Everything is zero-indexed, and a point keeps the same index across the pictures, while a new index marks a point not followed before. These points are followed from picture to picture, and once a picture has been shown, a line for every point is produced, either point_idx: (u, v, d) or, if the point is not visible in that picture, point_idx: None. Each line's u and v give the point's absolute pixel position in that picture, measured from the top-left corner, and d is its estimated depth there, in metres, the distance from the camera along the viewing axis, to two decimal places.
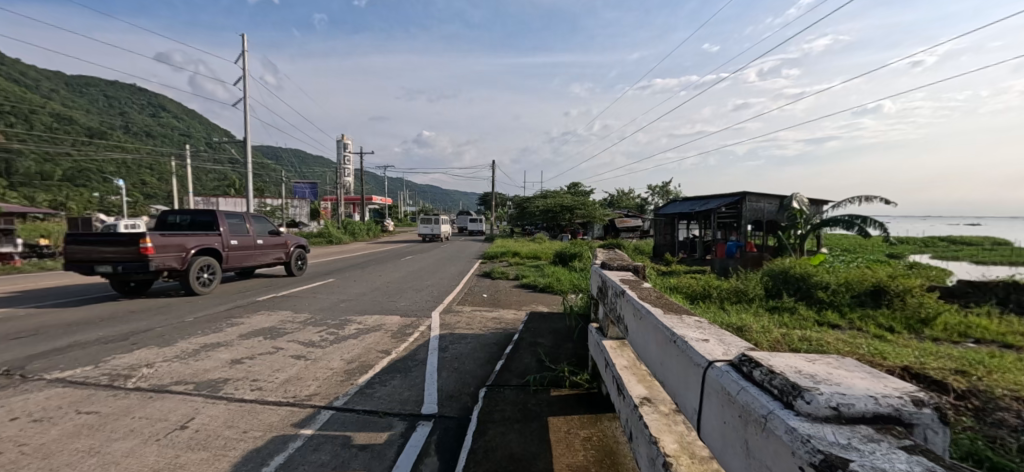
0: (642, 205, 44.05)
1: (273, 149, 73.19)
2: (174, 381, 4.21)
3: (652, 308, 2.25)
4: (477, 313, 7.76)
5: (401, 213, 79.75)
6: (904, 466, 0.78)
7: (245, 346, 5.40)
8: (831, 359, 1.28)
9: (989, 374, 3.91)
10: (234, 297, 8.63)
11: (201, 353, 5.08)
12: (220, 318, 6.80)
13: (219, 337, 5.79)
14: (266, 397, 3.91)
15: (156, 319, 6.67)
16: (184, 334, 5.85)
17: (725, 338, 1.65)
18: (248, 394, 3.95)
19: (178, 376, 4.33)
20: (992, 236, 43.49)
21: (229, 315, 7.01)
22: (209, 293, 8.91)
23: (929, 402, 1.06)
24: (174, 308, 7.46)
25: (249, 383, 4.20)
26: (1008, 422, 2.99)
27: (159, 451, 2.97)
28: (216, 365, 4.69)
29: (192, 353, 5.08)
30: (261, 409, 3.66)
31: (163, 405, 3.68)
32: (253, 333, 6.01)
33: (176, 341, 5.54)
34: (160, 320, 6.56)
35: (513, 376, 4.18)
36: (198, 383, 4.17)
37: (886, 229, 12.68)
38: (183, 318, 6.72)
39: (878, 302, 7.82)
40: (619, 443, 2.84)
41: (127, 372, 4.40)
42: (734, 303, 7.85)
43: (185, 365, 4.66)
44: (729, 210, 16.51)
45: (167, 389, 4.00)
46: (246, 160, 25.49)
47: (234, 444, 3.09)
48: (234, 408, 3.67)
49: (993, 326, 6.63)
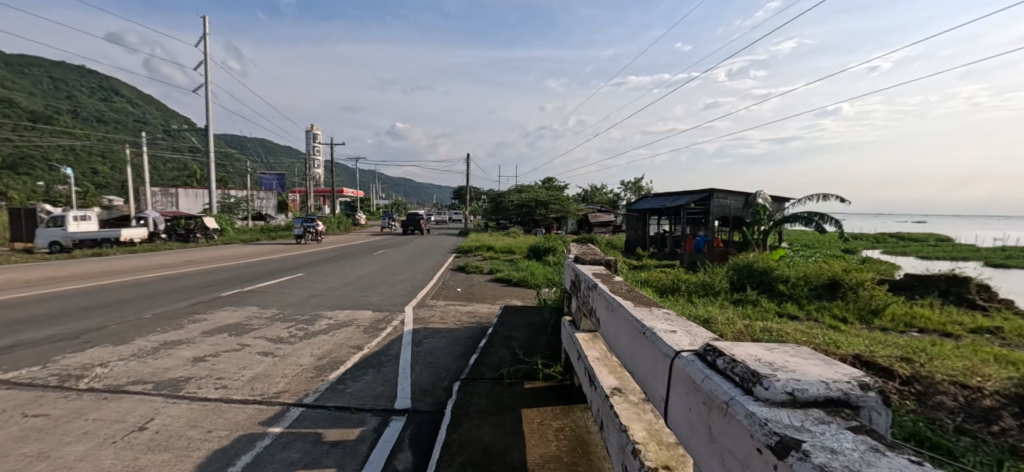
0: (615, 200, 45.33)
1: (240, 140, 71.31)
2: (131, 380, 4.08)
3: (623, 300, 2.34)
4: (452, 306, 7.84)
5: (375, 205, 79.11)
6: (850, 445, 0.87)
7: (209, 343, 5.27)
8: (787, 347, 1.38)
9: (930, 360, 4.21)
10: (195, 292, 8.36)
11: (161, 351, 4.93)
12: (180, 314, 6.60)
13: (179, 334, 5.63)
14: (231, 395, 3.84)
15: (116, 314, 6.50)
16: (140, 331, 5.67)
17: (692, 329, 1.74)
18: (212, 393, 3.86)
19: (135, 375, 4.20)
20: (933, 232, 46.32)
21: (192, 311, 6.82)
22: (163, 290, 8.51)
23: (875, 386, 1.15)
24: (130, 305, 7.18)
25: (213, 382, 4.11)
26: (945, 404, 3.25)
27: (116, 454, 2.89)
28: (177, 363, 4.56)
29: (150, 351, 4.92)
30: (226, 408, 3.60)
31: (120, 405, 3.57)
32: (218, 329, 5.87)
33: (133, 339, 5.37)
34: (114, 318, 6.29)
35: (488, 369, 4.24)
36: (158, 383, 4.05)
37: (842, 226, 13.29)
38: (140, 315, 6.49)
39: (833, 294, 8.27)
40: (590, 433, 2.95)
41: (81, 372, 4.25)
42: (701, 296, 8.11)
43: (143, 364, 4.52)
44: (698, 206, 16.92)
45: (123, 390, 3.87)
46: (208, 149, 24.67)
47: (198, 444, 3.04)
48: (198, 407, 3.59)
49: (934, 316, 7.12)
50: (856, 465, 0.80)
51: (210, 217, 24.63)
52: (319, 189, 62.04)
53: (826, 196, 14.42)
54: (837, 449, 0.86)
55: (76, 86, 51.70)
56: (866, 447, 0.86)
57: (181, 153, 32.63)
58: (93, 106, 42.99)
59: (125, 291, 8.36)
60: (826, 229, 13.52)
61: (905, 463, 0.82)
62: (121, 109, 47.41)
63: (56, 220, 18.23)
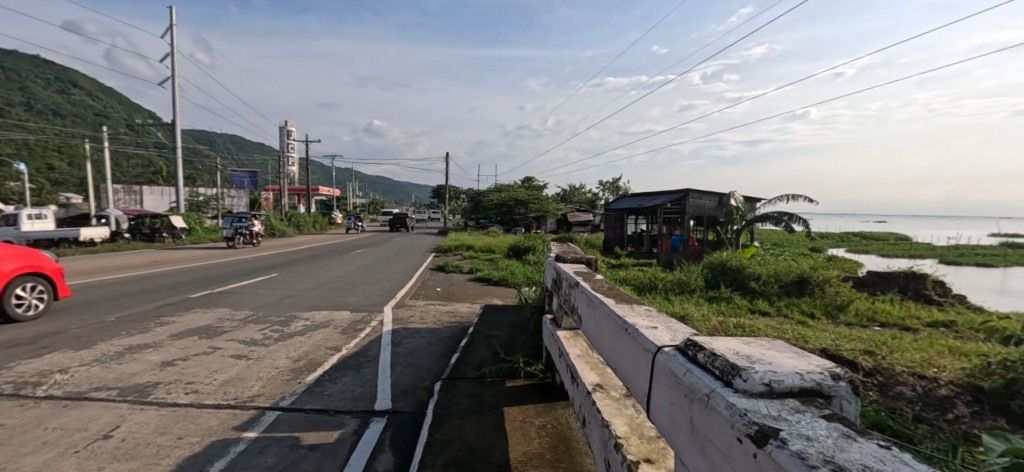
0: (594, 200, 45.97)
1: (209, 136, 69.18)
2: (94, 386, 3.98)
3: (605, 298, 2.42)
4: (432, 306, 7.85)
5: (352, 204, 78.08)
6: (823, 432, 0.95)
7: (178, 347, 5.16)
8: (763, 341, 1.47)
9: (891, 353, 4.44)
10: (161, 293, 8.11)
11: (126, 356, 4.81)
12: (146, 317, 6.42)
13: (146, 337, 5.48)
14: (203, 400, 3.78)
15: (76, 318, 6.28)
16: (103, 335, 5.50)
17: (672, 324, 1.82)
18: (182, 398, 3.80)
19: (98, 381, 4.09)
20: (895, 232, 48.40)
21: (159, 314, 6.64)
22: (127, 292, 8.23)
23: (845, 376, 1.24)
24: (91, 308, 6.93)
25: (183, 386, 4.04)
26: (905, 394, 3.45)
27: (79, 464, 2.83)
28: (144, 368, 4.46)
29: (115, 356, 4.78)
30: (197, 413, 3.55)
31: (82, 413, 3.48)
32: (187, 332, 5.74)
33: (95, 343, 5.21)
34: (74, 322, 6.07)
35: (469, 368, 4.29)
36: (124, 388, 3.96)
37: (809, 225, 13.79)
38: (103, 319, 6.28)
39: (802, 291, 8.58)
40: (571, 429, 3.03)
41: (37, 379, 4.11)
42: (677, 294, 8.30)
43: (107, 369, 4.40)
44: (674, 206, 17.26)
45: (86, 396, 3.77)
46: (175, 145, 23.86)
47: (167, 451, 3.00)
48: (167, 413, 3.54)
49: (895, 311, 7.48)
50: (830, 450, 0.88)
51: (178, 216, 23.69)
52: (294, 188, 60.92)
53: (795, 197, 14.92)
54: (811, 436, 0.94)
55: (30, 77, 49.15)
56: (838, 434, 0.95)
57: (146, 149, 31.42)
58: (48, 98, 40.91)
59: (87, 293, 8.07)
60: (795, 228, 13.99)
61: (875, 448, 0.90)
62: (81, 103, 45.39)
63: (7, 219, 17.42)
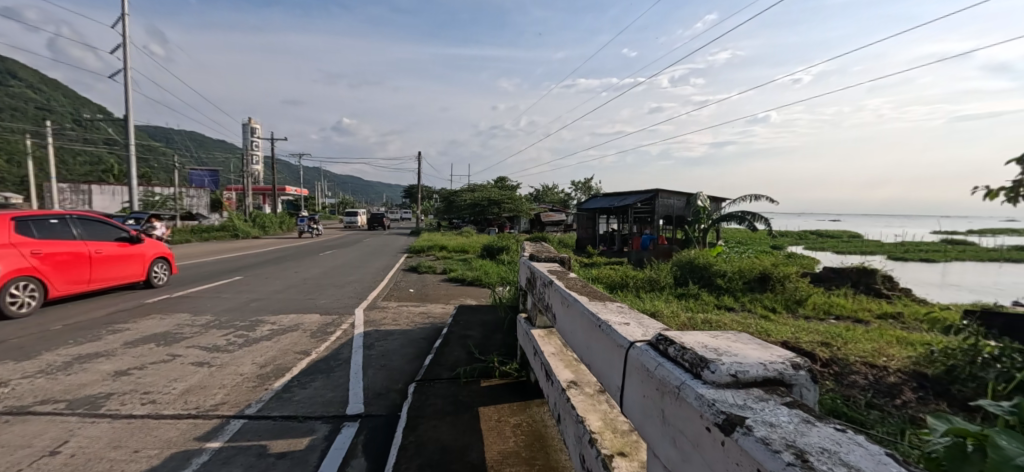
0: (566, 200, 46.46)
1: (166, 132, 66.26)
2: (39, 400, 3.79)
3: (577, 296, 2.48)
4: (405, 307, 7.78)
5: (321, 204, 76.42)
6: (785, 419, 1.02)
7: (133, 355, 4.96)
8: (729, 334, 1.55)
9: (846, 344, 4.69)
10: (115, 297, 7.78)
11: (75, 366, 4.59)
12: (97, 325, 6.13)
13: (97, 346, 5.24)
14: (161, 411, 3.66)
15: (19, 327, 5.95)
16: (50, 345, 5.23)
17: (643, 320, 1.89)
18: (138, 409, 3.66)
19: (44, 394, 3.90)
20: (849, 230, 50.77)
21: (111, 321, 6.35)
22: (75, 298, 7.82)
23: (804, 365, 1.33)
24: (36, 315, 6.57)
25: (138, 397, 3.90)
26: (859, 383, 3.66)
27: None
28: (96, 378, 4.27)
29: (63, 367, 4.56)
30: (155, 424, 3.43)
31: (26, 428, 3.32)
32: (142, 340, 5.52)
33: (41, 353, 4.95)
34: (16, 331, 5.75)
35: (444, 369, 4.30)
36: (72, 401, 3.79)
37: (771, 224, 14.34)
38: (48, 327, 5.96)
39: (764, 286, 8.94)
40: (547, 427, 3.08)
41: None
42: (648, 291, 8.51)
43: (53, 381, 4.19)
44: (644, 206, 17.62)
45: (30, 411, 3.59)
46: (129, 142, 22.78)
47: (122, 466, 2.90)
48: (121, 425, 3.41)
49: (848, 304, 7.90)
50: (792, 435, 0.95)
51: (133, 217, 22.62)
52: (259, 187, 59.11)
53: (758, 197, 15.50)
54: (775, 422, 1.01)
55: None
56: (799, 420, 1.02)
57: (98, 146, 29.82)
58: None
59: None
60: (757, 227, 14.52)
61: (831, 431, 0.98)
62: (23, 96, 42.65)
63: None
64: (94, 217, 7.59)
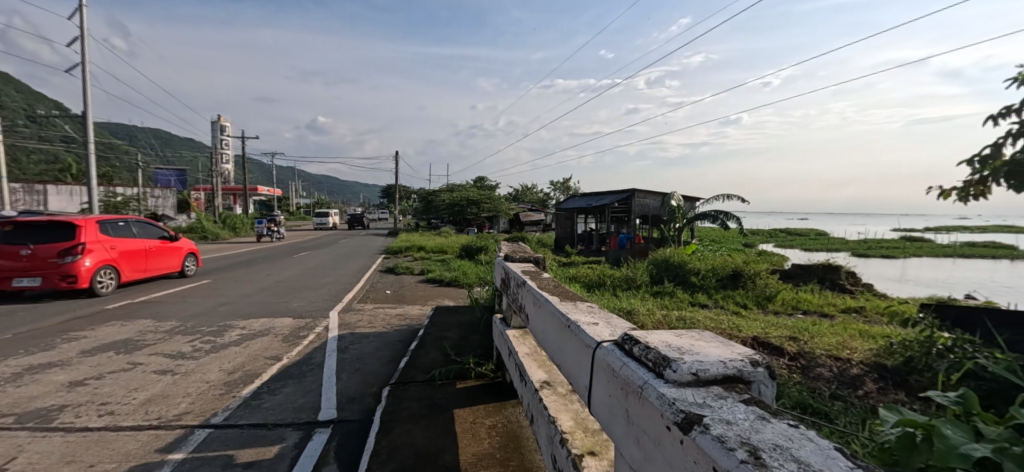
0: (545, 200, 46.63)
1: (131, 130, 63.87)
2: None
3: (549, 296, 2.48)
4: (381, 309, 7.68)
5: (296, 205, 74.86)
6: (741, 417, 1.03)
7: (92, 364, 4.77)
8: (693, 332, 1.57)
9: (812, 338, 4.83)
10: (71, 303, 7.44)
11: (27, 377, 4.38)
12: (52, 333, 5.87)
13: (52, 356, 5.01)
14: (119, 422, 3.52)
15: None
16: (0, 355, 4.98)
17: (612, 320, 1.90)
18: (94, 421, 3.51)
19: None
20: (817, 229, 52.33)
21: (69, 328, 6.09)
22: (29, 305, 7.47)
23: (763, 362, 1.35)
24: None
25: (95, 408, 3.74)
26: (824, 375, 3.76)
27: None
28: (49, 390, 4.08)
29: (13, 379, 4.34)
30: (113, 437, 3.29)
31: None
32: (102, 348, 5.30)
33: None
34: None
35: (419, 371, 4.25)
36: (23, 415, 3.61)
37: (743, 222, 14.66)
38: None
39: (736, 283, 9.14)
40: (522, 427, 3.07)
41: None
42: (624, 289, 8.61)
43: (3, 394, 3.99)
44: (621, 206, 17.79)
45: None
46: (90, 140, 21.88)
47: None
48: (76, 439, 3.26)
49: (815, 300, 8.14)
50: (746, 433, 0.96)
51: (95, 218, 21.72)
52: (230, 187, 57.48)
53: (730, 197, 15.84)
54: (731, 420, 1.02)
55: None
56: (755, 417, 1.03)
57: (56, 144, 28.52)
58: None
59: None
60: (730, 226, 14.83)
61: (784, 427, 0.99)
62: None
63: None
64: (148, 220, 9.31)
